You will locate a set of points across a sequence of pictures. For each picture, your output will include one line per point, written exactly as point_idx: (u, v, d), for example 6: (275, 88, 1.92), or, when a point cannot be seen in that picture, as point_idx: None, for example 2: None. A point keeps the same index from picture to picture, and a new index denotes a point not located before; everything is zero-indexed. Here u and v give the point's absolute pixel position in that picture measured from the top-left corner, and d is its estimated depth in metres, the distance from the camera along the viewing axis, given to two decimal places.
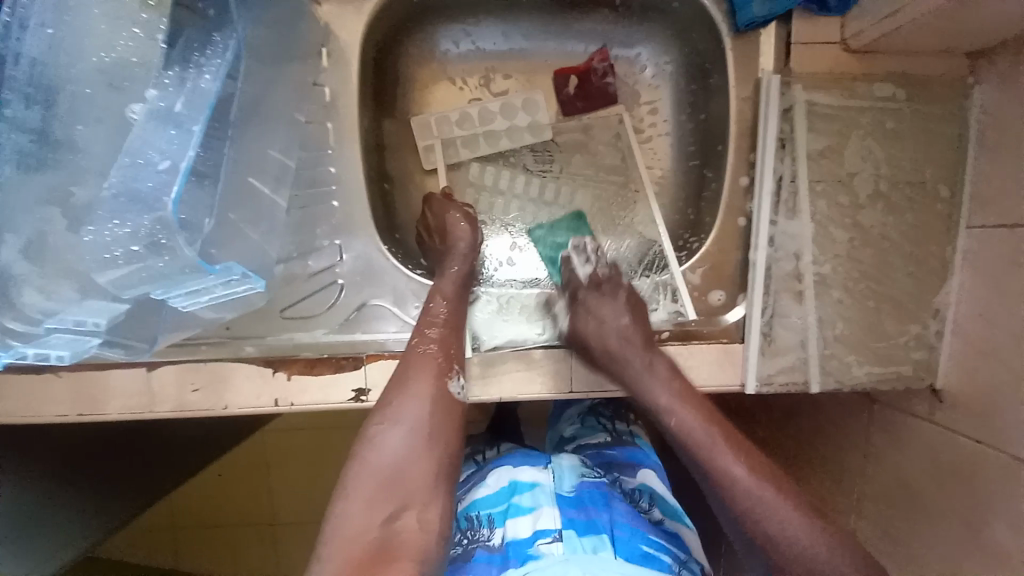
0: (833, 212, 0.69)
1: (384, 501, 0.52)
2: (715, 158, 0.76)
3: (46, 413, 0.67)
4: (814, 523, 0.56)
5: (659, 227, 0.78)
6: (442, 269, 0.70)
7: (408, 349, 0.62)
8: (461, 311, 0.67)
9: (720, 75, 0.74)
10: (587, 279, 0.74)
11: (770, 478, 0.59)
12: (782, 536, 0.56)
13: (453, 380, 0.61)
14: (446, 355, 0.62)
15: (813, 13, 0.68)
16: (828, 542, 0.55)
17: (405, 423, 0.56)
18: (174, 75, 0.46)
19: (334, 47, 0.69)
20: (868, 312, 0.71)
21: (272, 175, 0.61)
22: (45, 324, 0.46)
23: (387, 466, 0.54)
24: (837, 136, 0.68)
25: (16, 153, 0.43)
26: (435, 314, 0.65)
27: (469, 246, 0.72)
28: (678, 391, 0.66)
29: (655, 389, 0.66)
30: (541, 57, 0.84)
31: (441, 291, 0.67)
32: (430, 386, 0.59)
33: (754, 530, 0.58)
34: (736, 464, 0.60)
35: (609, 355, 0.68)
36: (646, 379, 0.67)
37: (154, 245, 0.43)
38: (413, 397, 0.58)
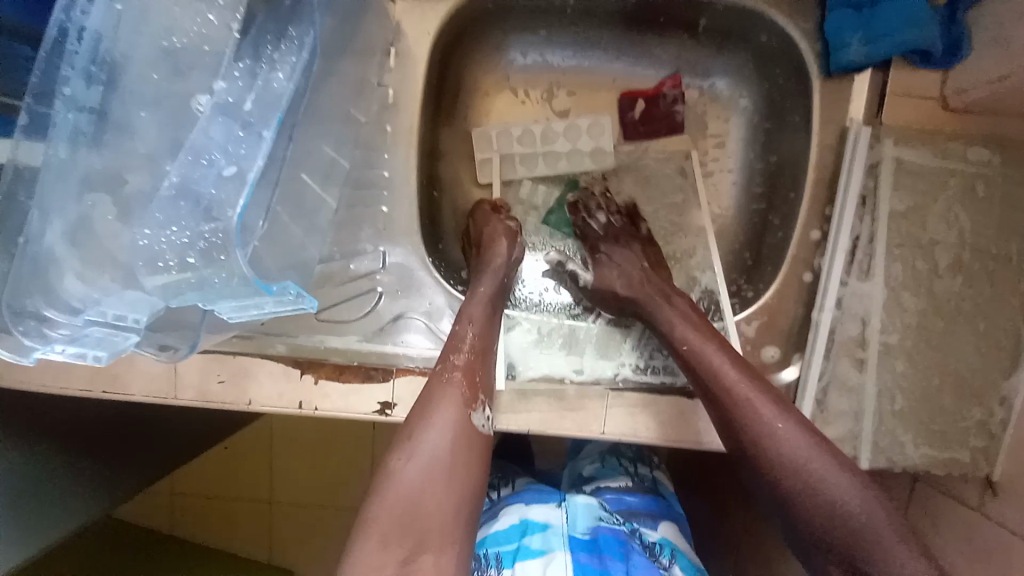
0: (907, 278, 0.64)
1: (399, 541, 0.50)
2: (783, 204, 0.72)
3: (69, 386, 0.65)
4: (809, 439, 0.54)
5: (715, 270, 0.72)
6: (470, 289, 0.65)
7: (433, 373, 0.59)
8: (492, 335, 0.63)
9: (801, 118, 0.70)
10: (602, 231, 0.74)
11: (761, 387, 0.57)
12: (775, 442, 0.54)
13: (476, 412, 0.58)
14: (470, 384, 0.58)
15: (914, 65, 0.64)
16: (811, 436, 0.54)
17: (423, 456, 0.53)
18: (244, 68, 0.44)
19: (402, 49, 0.66)
20: (928, 389, 0.66)
21: (320, 170, 0.59)
22: (83, 314, 0.41)
23: (406, 502, 0.51)
24: (922, 199, 0.63)
25: (71, 133, 0.41)
26: (461, 337, 0.61)
27: (507, 263, 0.68)
28: (686, 316, 0.63)
29: (664, 310, 0.64)
30: (608, 76, 0.80)
31: (469, 315, 0.63)
32: (452, 419, 0.56)
33: (746, 429, 0.55)
34: (737, 376, 0.57)
35: (620, 296, 0.68)
36: (660, 308, 0.65)
37: (209, 257, 0.39)
38: (434, 429, 0.55)
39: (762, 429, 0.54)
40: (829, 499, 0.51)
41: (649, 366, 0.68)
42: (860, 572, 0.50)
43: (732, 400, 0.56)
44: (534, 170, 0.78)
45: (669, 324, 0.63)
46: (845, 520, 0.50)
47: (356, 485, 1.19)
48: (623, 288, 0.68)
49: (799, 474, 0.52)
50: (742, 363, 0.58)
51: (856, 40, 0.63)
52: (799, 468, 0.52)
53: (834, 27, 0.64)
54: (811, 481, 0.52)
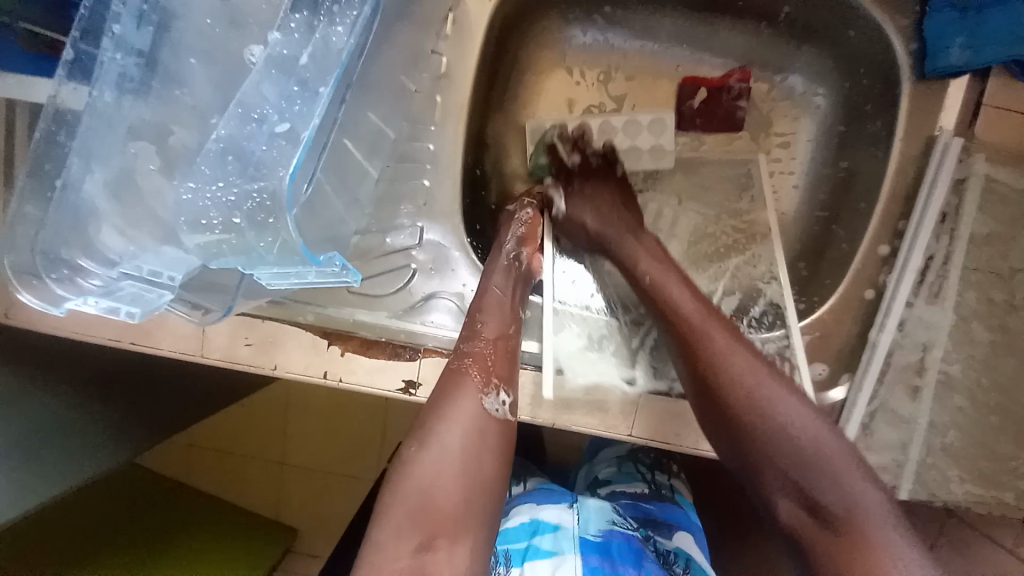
0: (981, 307, 0.59)
1: (412, 530, 0.49)
2: (850, 216, 0.66)
3: (99, 335, 0.65)
4: (769, 372, 0.54)
5: (780, 279, 0.64)
6: (482, 283, 0.61)
7: (445, 367, 0.56)
8: (507, 320, 0.59)
9: (883, 124, 0.64)
10: (576, 168, 0.70)
11: (724, 324, 0.57)
12: (730, 374, 0.53)
13: (488, 398, 0.55)
14: (483, 370, 0.55)
15: (1014, 78, 0.57)
16: (770, 369, 0.54)
17: (433, 447, 0.52)
18: (300, 20, 0.40)
19: (461, 15, 0.62)
20: (987, 428, 0.62)
21: (364, 140, 0.56)
22: (119, 268, 0.40)
23: (419, 494, 0.50)
24: (1011, 224, 0.58)
25: (117, 76, 0.39)
26: (475, 327, 0.58)
27: (516, 248, 0.65)
28: (655, 255, 0.63)
29: (636, 250, 0.64)
30: (671, 61, 0.75)
31: (480, 304, 0.60)
32: (465, 410, 0.53)
33: (705, 364, 0.55)
34: (701, 314, 0.57)
35: (603, 237, 0.66)
36: (632, 247, 0.64)
37: (258, 223, 0.36)
38: (445, 422, 0.53)
39: (736, 381, 0.53)
40: (789, 437, 0.50)
41: None
42: (824, 520, 0.48)
43: (672, 302, 0.58)
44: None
45: (637, 259, 0.63)
46: (817, 477, 0.49)
47: (366, 456, 1.19)
48: (594, 228, 0.66)
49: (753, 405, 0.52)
50: (706, 303, 0.59)
51: (959, 42, 0.56)
52: (770, 416, 0.51)
53: (936, 26, 0.57)
54: (769, 412, 0.51)
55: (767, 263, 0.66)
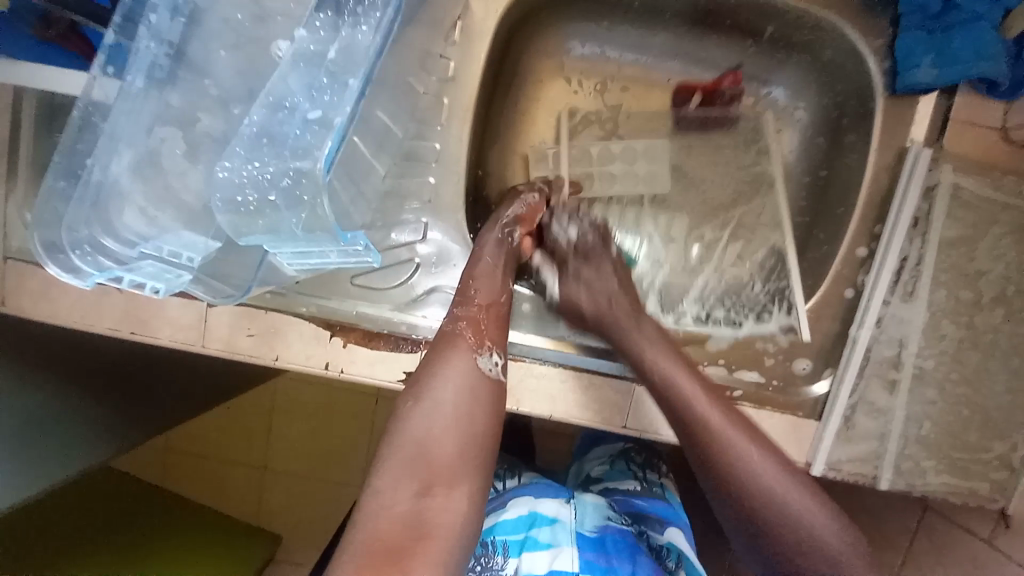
0: (950, 306, 0.64)
1: (410, 477, 0.49)
2: (830, 220, 0.71)
3: (98, 325, 0.65)
4: (792, 476, 0.56)
5: (784, 230, 0.74)
6: (474, 252, 0.64)
7: (438, 331, 0.59)
8: (497, 285, 0.62)
9: (859, 135, 0.68)
10: (572, 246, 0.70)
11: (745, 429, 0.58)
12: (759, 481, 0.56)
13: (481, 357, 0.57)
14: (475, 331, 0.58)
15: (980, 93, 0.63)
16: (787, 467, 0.57)
17: (429, 399, 0.53)
18: (325, 18, 0.42)
19: (468, 23, 0.66)
20: (958, 420, 0.66)
21: (374, 136, 0.59)
22: (139, 247, 0.41)
23: (412, 443, 0.51)
24: (976, 229, 0.63)
25: (148, 65, 0.41)
26: (468, 291, 0.61)
27: (508, 219, 0.67)
28: (666, 351, 0.62)
29: (643, 344, 0.63)
30: (664, 73, 0.80)
31: (474, 266, 0.63)
32: (459, 365, 0.55)
33: (733, 472, 0.56)
34: (725, 425, 0.58)
35: (603, 325, 0.65)
36: (637, 338, 0.63)
37: (292, 201, 0.38)
38: (440, 377, 0.54)
39: (765, 489, 0.55)
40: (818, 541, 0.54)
41: (707, 317, 0.71)
42: None
43: (690, 406, 0.59)
44: (587, 169, 0.78)
45: (645, 355, 0.62)
46: (840, 573, 0.53)
47: (355, 461, 1.18)
48: (589, 309, 0.65)
49: (785, 514, 0.55)
50: (727, 408, 0.59)
51: (926, 61, 0.61)
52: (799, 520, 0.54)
53: (905, 47, 0.62)
54: (796, 521, 0.54)
55: (772, 215, 0.76)
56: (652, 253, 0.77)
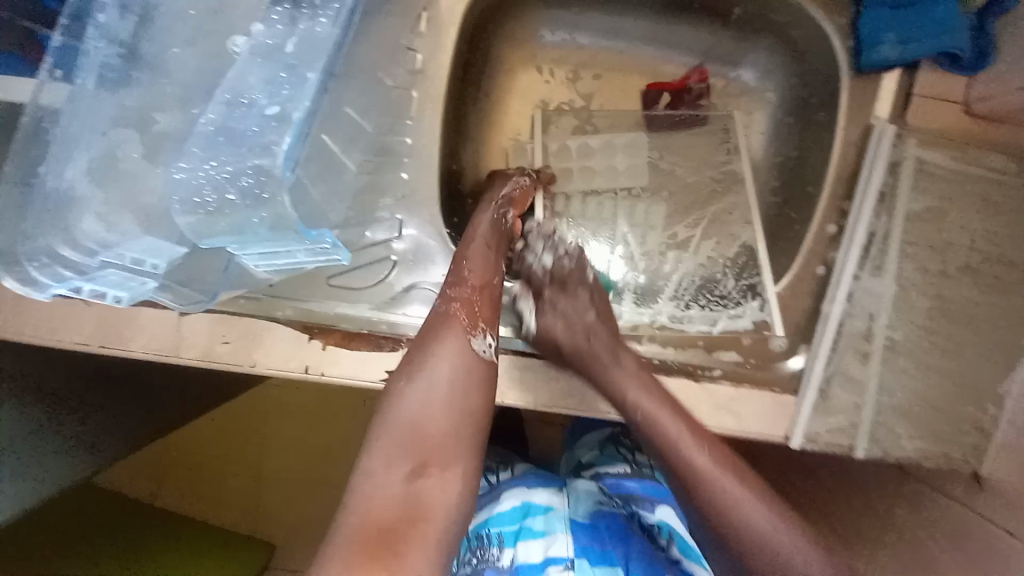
0: (919, 277, 0.65)
1: (404, 458, 0.49)
2: (802, 199, 0.72)
3: (68, 339, 0.63)
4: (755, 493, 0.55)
5: (754, 227, 0.74)
6: (466, 233, 0.65)
7: (432, 312, 0.59)
8: (490, 267, 0.63)
9: (827, 114, 0.70)
10: (549, 275, 0.68)
11: (705, 442, 0.57)
12: (719, 495, 0.54)
13: (476, 339, 0.57)
14: (469, 313, 0.58)
15: (943, 67, 0.64)
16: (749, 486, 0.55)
17: (422, 379, 0.53)
18: (282, 11, 0.42)
19: (435, 14, 0.65)
20: (930, 387, 0.68)
21: (345, 135, 0.58)
22: (100, 257, 0.40)
23: (406, 425, 0.51)
24: (941, 201, 0.64)
25: (98, 66, 0.41)
26: (462, 273, 0.61)
27: (500, 203, 0.68)
28: (627, 367, 0.62)
29: (606, 362, 0.62)
30: (635, 59, 0.80)
31: (467, 249, 0.63)
32: (452, 345, 0.55)
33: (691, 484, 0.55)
34: (684, 439, 0.57)
35: (582, 358, 0.63)
36: (602, 360, 0.62)
37: (251, 198, 0.36)
38: (433, 358, 0.54)
39: (727, 499, 0.54)
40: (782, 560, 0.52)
41: (684, 312, 0.71)
42: None
43: (650, 419, 0.59)
44: (567, 163, 0.77)
45: (609, 373, 0.62)
46: None
47: (343, 463, 1.17)
48: (568, 344, 0.63)
49: (748, 531, 0.53)
50: (689, 422, 0.59)
51: (890, 37, 0.62)
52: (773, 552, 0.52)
53: (870, 23, 0.63)
54: (759, 539, 0.52)
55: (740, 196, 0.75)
56: (625, 249, 0.74)
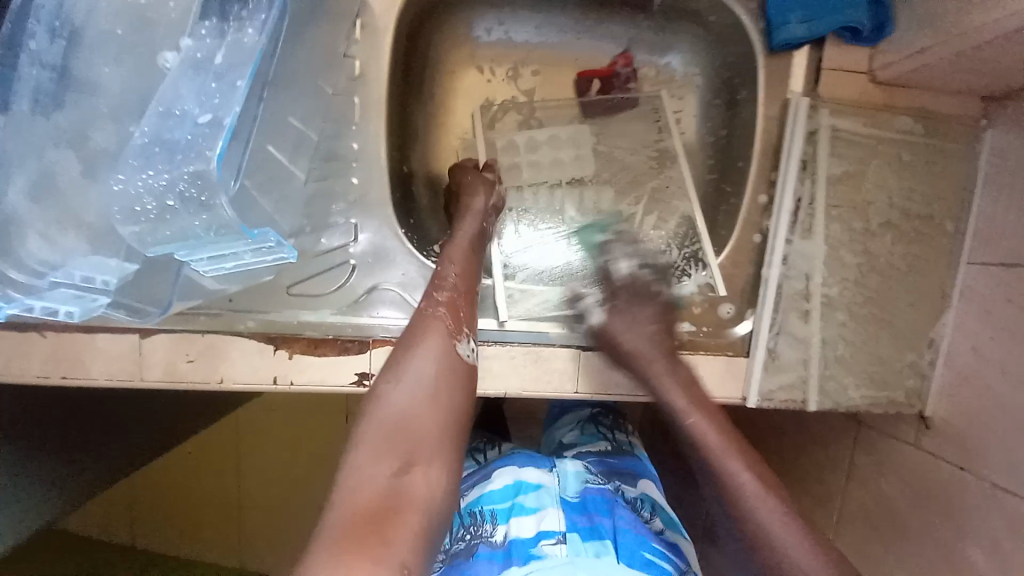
0: (846, 236, 0.71)
1: (390, 454, 0.50)
2: (735, 174, 0.77)
3: (24, 373, 0.63)
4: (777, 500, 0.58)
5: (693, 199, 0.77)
6: (454, 233, 0.68)
7: (416, 312, 0.60)
8: (473, 271, 0.65)
9: (749, 92, 0.75)
10: (627, 278, 0.74)
11: (740, 450, 0.62)
12: (745, 497, 0.58)
13: (460, 342, 0.58)
14: (454, 317, 0.59)
15: (845, 41, 0.69)
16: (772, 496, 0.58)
17: (410, 378, 0.54)
18: (210, 25, 0.43)
19: (368, 21, 0.67)
20: (868, 337, 0.73)
21: (289, 143, 0.59)
22: (49, 277, 0.42)
23: (393, 421, 0.51)
24: (858, 163, 0.70)
25: (32, 89, 0.40)
26: (445, 277, 0.63)
27: (488, 207, 0.71)
28: (684, 379, 0.67)
29: (662, 375, 0.67)
30: (571, 54, 0.83)
31: (452, 254, 0.65)
32: (437, 346, 0.56)
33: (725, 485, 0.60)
34: (720, 444, 0.62)
35: (635, 361, 0.68)
36: (666, 377, 0.67)
37: (188, 201, 0.39)
38: (419, 357, 0.55)
39: (751, 503, 0.58)
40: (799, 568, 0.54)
41: None
42: None
43: (694, 427, 0.64)
44: (515, 159, 0.79)
45: (661, 383, 0.67)
46: None
47: (324, 480, 1.16)
48: (631, 351, 0.69)
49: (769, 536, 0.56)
50: (723, 429, 0.63)
51: (795, 18, 0.67)
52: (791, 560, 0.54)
53: (776, 6, 0.68)
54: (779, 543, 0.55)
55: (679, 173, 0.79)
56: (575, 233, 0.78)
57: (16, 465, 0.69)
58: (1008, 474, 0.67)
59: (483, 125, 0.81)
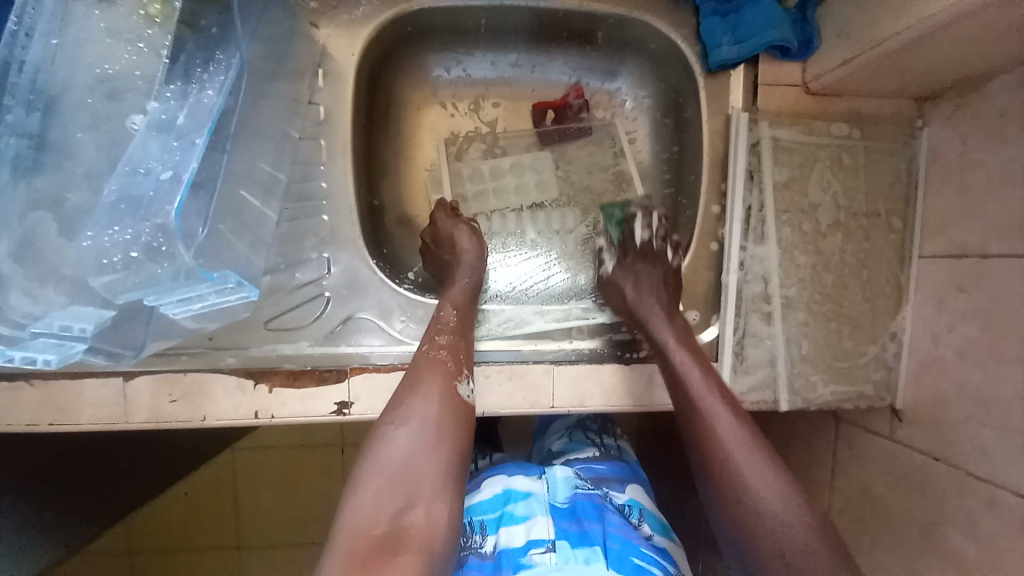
0: (797, 238, 0.74)
1: (392, 496, 0.51)
2: (689, 187, 0.81)
3: (14, 422, 0.65)
4: (756, 445, 0.58)
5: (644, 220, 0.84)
6: (451, 281, 0.72)
7: (418, 355, 0.63)
8: (469, 317, 0.69)
9: (694, 110, 0.79)
10: (641, 247, 0.77)
11: (723, 392, 0.63)
12: (718, 433, 0.59)
13: (461, 383, 0.61)
14: (454, 359, 0.63)
15: (776, 58, 0.74)
16: (752, 438, 0.58)
17: (412, 420, 0.56)
18: (174, 89, 0.49)
19: (329, 68, 0.72)
20: (830, 333, 0.76)
21: (260, 185, 0.63)
22: (31, 328, 0.45)
23: (396, 462, 0.53)
24: (801, 169, 0.74)
25: (12, 156, 0.43)
26: (445, 320, 0.67)
27: (476, 260, 0.74)
28: (676, 324, 0.71)
29: (659, 322, 0.71)
30: (527, 85, 0.88)
31: (451, 299, 0.70)
32: (440, 389, 0.59)
33: (699, 419, 0.61)
34: (700, 381, 0.64)
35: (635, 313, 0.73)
36: (660, 322, 0.71)
37: (153, 252, 0.44)
38: (421, 398, 0.58)
39: (724, 438, 0.58)
40: (770, 512, 0.53)
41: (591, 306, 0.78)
42: None
43: (679, 370, 0.66)
44: (482, 185, 0.86)
45: (655, 329, 0.70)
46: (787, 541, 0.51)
47: (323, 512, 1.17)
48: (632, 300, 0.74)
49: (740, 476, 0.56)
50: (711, 373, 0.65)
51: (726, 41, 0.73)
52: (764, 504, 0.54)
53: (707, 31, 0.74)
54: (750, 484, 0.55)
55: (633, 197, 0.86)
56: (545, 259, 0.83)
57: (9, 515, 0.71)
58: (979, 459, 0.67)
59: (446, 157, 0.86)
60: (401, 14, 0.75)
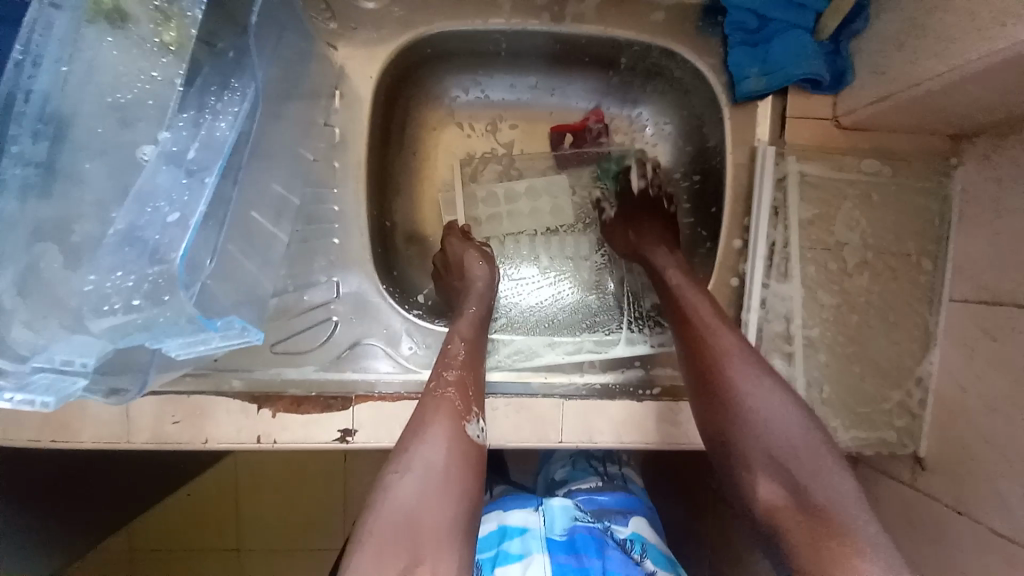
0: (822, 277, 0.71)
1: (396, 552, 0.50)
2: (710, 219, 0.79)
3: (17, 438, 0.64)
4: (752, 361, 0.61)
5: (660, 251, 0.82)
6: (459, 310, 0.70)
7: (426, 392, 0.61)
8: (479, 349, 0.67)
9: (717, 140, 0.77)
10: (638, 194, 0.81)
11: (720, 312, 0.66)
12: (717, 351, 0.62)
13: (470, 423, 0.59)
14: (463, 397, 0.61)
15: (807, 91, 0.71)
16: (749, 355, 0.62)
17: (419, 467, 0.54)
18: (187, 117, 0.50)
19: (346, 91, 0.71)
20: (853, 377, 0.73)
21: (270, 208, 0.62)
22: (31, 363, 0.43)
23: (401, 515, 0.52)
24: (828, 206, 0.71)
25: (20, 185, 0.43)
26: (454, 354, 0.65)
27: (487, 285, 0.73)
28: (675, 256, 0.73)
29: (659, 253, 0.73)
30: (545, 109, 0.86)
31: (459, 330, 0.68)
32: (448, 432, 0.57)
33: (697, 337, 0.64)
34: (698, 302, 0.67)
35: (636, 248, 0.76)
36: (659, 252, 0.73)
37: (152, 297, 0.44)
38: (428, 442, 0.56)
39: (722, 353, 0.62)
40: (764, 416, 0.57)
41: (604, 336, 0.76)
42: (805, 504, 0.53)
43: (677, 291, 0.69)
44: (495, 210, 0.84)
45: (655, 259, 0.73)
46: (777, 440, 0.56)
47: (323, 524, 1.16)
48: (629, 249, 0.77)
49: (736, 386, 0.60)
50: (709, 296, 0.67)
51: (754, 72, 0.71)
52: (758, 410, 0.58)
53: (735, 62, 0.72)
54: (745, 393, 0.59)
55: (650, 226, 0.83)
56: (557, 287, 0.82)
57: (9, 529, 0.70)
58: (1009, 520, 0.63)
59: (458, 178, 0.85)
60: (421, 36, 0.74)
